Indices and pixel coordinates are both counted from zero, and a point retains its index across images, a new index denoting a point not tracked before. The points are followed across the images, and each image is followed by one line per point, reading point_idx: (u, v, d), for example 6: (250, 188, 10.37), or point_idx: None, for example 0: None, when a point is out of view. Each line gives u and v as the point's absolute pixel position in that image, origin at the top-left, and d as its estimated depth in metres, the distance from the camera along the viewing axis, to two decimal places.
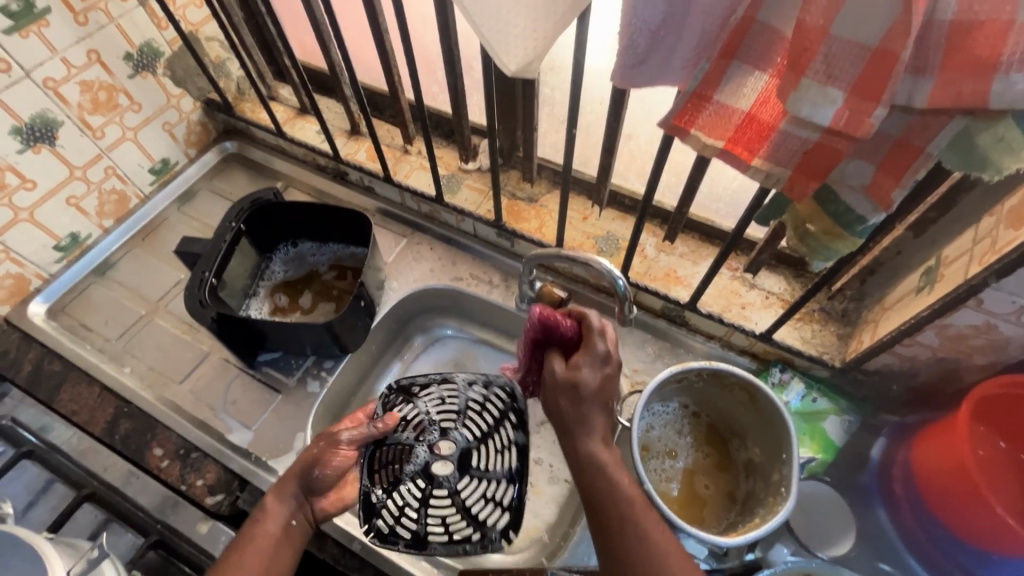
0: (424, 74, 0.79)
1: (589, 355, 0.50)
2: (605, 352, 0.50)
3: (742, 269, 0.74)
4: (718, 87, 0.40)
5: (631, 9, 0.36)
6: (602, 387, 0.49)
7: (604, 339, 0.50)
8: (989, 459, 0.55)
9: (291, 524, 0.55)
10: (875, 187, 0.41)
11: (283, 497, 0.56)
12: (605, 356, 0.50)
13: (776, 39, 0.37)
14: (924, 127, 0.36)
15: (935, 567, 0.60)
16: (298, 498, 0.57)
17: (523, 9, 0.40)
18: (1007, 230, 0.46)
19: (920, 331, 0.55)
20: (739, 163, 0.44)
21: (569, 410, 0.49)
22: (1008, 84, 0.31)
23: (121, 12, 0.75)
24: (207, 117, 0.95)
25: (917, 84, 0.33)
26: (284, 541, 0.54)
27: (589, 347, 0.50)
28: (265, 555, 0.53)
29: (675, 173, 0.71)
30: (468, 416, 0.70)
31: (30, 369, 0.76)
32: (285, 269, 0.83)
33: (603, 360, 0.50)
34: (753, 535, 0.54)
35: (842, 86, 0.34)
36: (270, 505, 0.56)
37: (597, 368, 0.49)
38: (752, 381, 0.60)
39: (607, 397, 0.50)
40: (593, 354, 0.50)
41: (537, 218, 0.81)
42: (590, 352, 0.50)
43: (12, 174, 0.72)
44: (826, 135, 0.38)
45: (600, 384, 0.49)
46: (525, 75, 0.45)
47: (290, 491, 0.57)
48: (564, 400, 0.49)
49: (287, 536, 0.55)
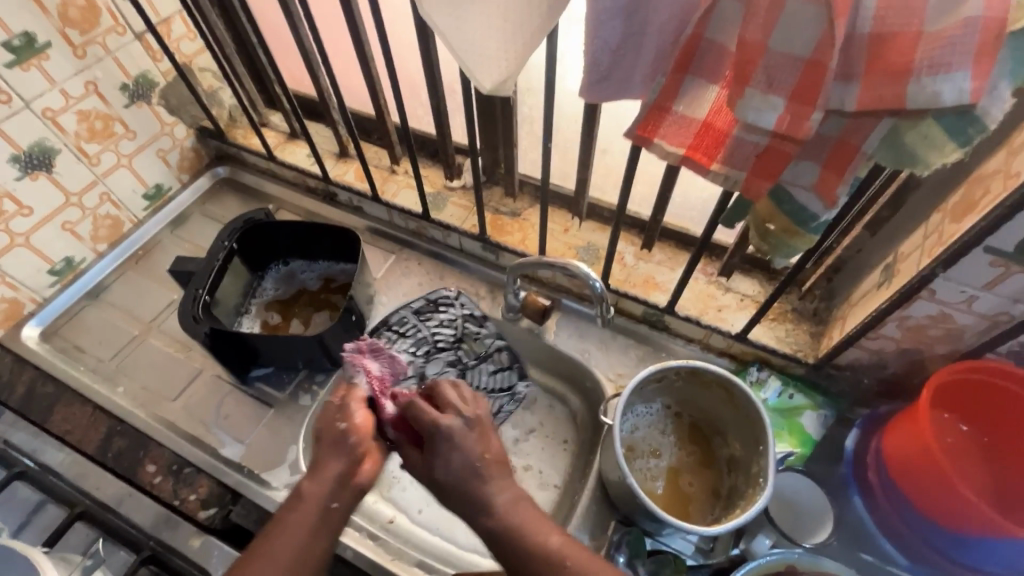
0: (409, 98, 0.83)
1: (449, 416, 0.52)
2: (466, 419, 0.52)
3: (716, 273, 0.77)
4: (676, 99, 0.44)
5: (592, 31, 0.41)
6: (482, 446, 0.52)
7: (454, 405, 0.53)
8: (948, 439, 0.58)
9: (331, 509, 0.52)
10: (822, 184, 0.43)
11: (319, 486, 0.52)
12: (471, 418, 0.53)
13: (723, 54, 0.40)
14: (859, 128, 0.39)
15: (915, 554, 0.61)
16: (336, 480, 0.53)
17: (495, 33, 0.44)
18: (951, 224, 0.50)
19: (884, 323, 0.59)
20: (699, 168, 0.47)
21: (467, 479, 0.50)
22: (921, 86, 0.34)
23: (119, 45, 0.79)
24: (200, 144, 0.98)
25: (847, 89, 0.36)
26: (321, 530, 0.51)
27: (453, 408, 0.53)
28: (296, 550, 0.49)
29: (648, 185, 0.75)
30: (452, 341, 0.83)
31: (23, 392, 0.77)
32: (277, 287, 0.85)
33: (467, 423, 0.53)
34: (734, 523, 0.55)
35: (782, 93, 0.38)
36: (305, 489, 0.52)
37: (471, 432, 0.52)
38: (728, 377, 0.62)
39: (480, 457, 0.51)
40: (460, 418, 0.52)
41: (520, 231, 0.84)
42: (452, 410, 0.53)
43: (10, 201, 0.74)
44: (774, 138, 0.42)
45: (481, 446, 0.52)
46: (500, 93, 0.49)
47: (327, 475, 0.53)
48: (468, 463, 0.51)
49: (325, 524, 0.51)
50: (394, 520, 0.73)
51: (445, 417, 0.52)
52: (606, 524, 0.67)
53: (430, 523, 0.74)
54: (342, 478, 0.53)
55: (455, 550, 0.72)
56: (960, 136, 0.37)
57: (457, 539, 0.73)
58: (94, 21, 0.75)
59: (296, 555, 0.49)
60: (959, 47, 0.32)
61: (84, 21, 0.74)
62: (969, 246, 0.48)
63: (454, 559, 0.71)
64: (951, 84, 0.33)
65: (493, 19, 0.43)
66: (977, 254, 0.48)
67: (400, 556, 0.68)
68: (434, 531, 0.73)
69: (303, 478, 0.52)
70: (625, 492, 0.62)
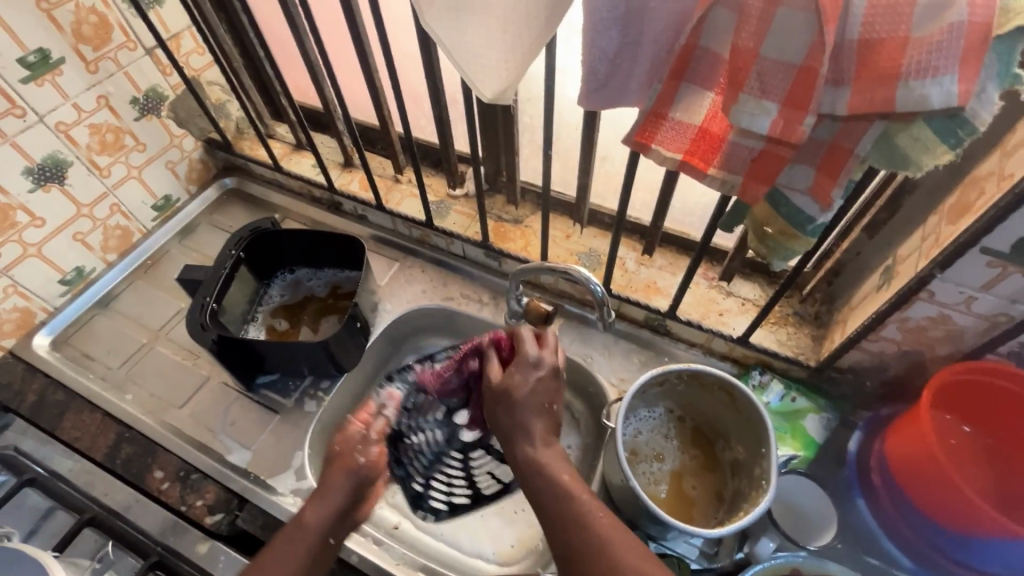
0: (413, 109, 0.85)
1: (546, 355, 0.56)
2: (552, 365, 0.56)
3: (717, 278, 0.78)
4: (672, 106, 0.45)
5: (590, 41, 0.42)
6: (547, 396, 0.54)
7: (555, 344, 0.57)
8: (950, 439, 0.59)
9: (326, 543, 0.53)
10: (817, 187, 0.44)
11: (322, 510, 0.54)
12: (552, 368, 0.56)
13: (717, 61, 0.41)
14: (850, 131, 0.40)
15: (919, 556, 0.61)
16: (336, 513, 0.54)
17: (495, 43, 0.45)
18: (948, 226, 0.51)
19: (883, 324, 0.59)
20: (697, 173, 0.48)
21: (510, 419, 0.53)
22: (910, 90, 0.35)
23: (130, 60, 0.81)
24: (208, 155, 1.00)
25: (838, 94, 0.37)
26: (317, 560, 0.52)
27: (552, 346, 0.57)
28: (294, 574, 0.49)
29: (648, 190, 0.76)
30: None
31: (34, 400, 0.78)
32: (283, 294, 0.87)
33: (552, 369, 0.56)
34: (738, 524, 0.55)
35: (775, 98, 0.39)
36: (307, 516, 0.53)
37: (548, 381, 0.55)
38: (730, 380, 0.63)
39: (546, 402, 0.54)
40: (549, 362, 0.56)
41: (522, 237, 0.85)
42: (546, 352, 0.57)
43: (23, 212, 0.76)
44: (768, 142, 0.43)
45: (547, 398, 0.54)
46: (501, 102, 0.50)
47: (332, 504, 0.54)
48: (523, 413, 0.53)
49: (321, 553, 0.53)
50: (399, 526, 0.74)
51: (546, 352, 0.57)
52: None
53: (434, 528, 0.74)
54: (341, 510, 0.55)
55: (459, 555, 0.72)
56: (950, 138, 0.37)
57: (461, 544, 0.73)
58: (106, 37, 0.77)
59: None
60: (946, 51, 0.33)
61: (96, 37, 0.76)
62: (965, 247, 0.48)
63: (457, 564, 0.71)
64: (939, 87, 0.34)
65: (493, 30, 0.44)
66: (974, 255, 0.49)
67: (403, 560, 0.68)
68: (438, 536, 0.74)
69: (307, 506, 0.54)
70: (628, 496, 0.62)
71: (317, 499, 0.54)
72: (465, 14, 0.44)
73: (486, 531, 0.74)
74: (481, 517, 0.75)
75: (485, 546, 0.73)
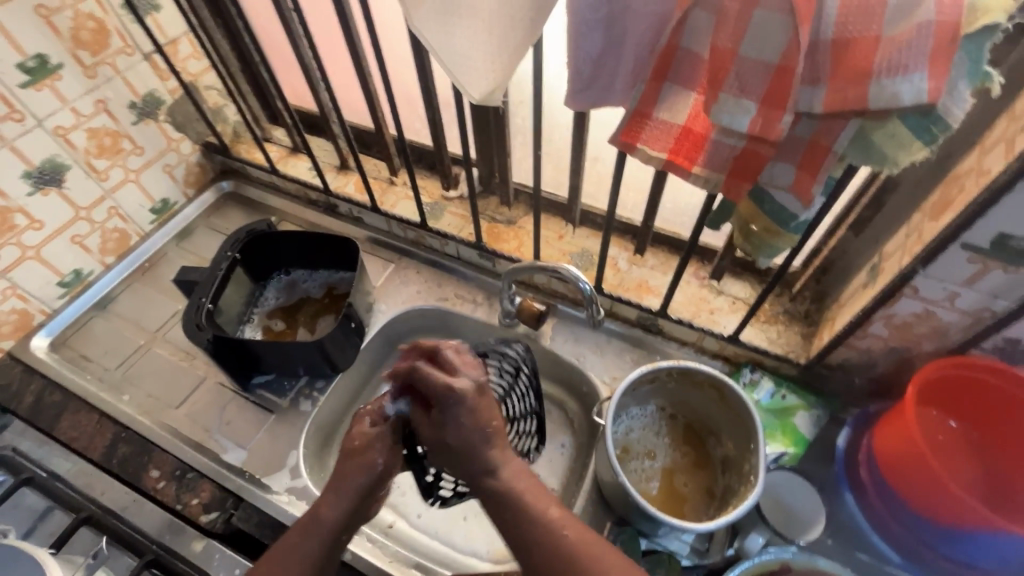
0: (407, 112, 0.86)
1: (461, 379, 0.54)
2: (471, 385, 0.53)
3: (708, 277, 0.78)
4: (656, 106, 0.46)
5: (574, 42, 0.43)
6: (485, 415, 0.52)
7: (466, 365, 0.55)
8: (935, 433, 0.59)
9: (339, 540, 0.54)
10: (798, 184, 0.45)
11: (337, 504, 0.54)
12: (474, 385, 0.53)
13: (698, 61, 0.42)
14: (828, 129, 0.41)
15: (908, 552, 0.61)
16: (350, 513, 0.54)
17: (482, 45, 0.46)
18: (930, 223, 0.51)
19: (870, 321, 0.60)
20: (682, 172, 0.49)
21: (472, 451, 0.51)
22: (882, 88, 0.36)
23: (127, 65, 0.82)
24: (206, 159, 1.01)
25: (815, 92, 0.38)
26: (330, 556, 0.53)
27: (461, 366, 0.55)
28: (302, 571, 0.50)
29: (638, 191, 0.77)
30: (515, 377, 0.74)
31: (32, 401, 0.79)
32: (279, 296, 0.87)
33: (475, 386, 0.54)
34: (725, 519, 0.55)
35: (753, 97, 0.40)
36: (323, 511, 0.53)
37: (479, 400, 0.53)
38: (719, 377, 0.63)
39: (487, 424, 0.52)
40: (464, 380, 0.53)
41: (515, 238, 0.86)
42: (460, 376, 0.54)
43: (22, 215, 0.77)
44: (749, 141, 0.44)
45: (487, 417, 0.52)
46: (489, 103, 0.51)
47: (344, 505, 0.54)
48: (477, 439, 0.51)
49: (336, 547, 0.53)
50: (393, 525, 0.74)
51: (456, 380, 0.53)
52: (602, 526, 0.67)
53: (428, 527, 0.75)
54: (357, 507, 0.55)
55: (453, 554, 0.72)
56: (924, 135, 0.38)
57: (456, 544, 0.73)
58: (104, 42, 0.78)
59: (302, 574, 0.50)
60: (916, 50, 0.34)
61: (94, 43, 0.77)
62: (946, 243, 0.49)
63: (452, 563, 0.72)
64: (909, 85, 0.35)
65: (479, 33, 0.45)
66: (955, 251, 0.49)
67: (397, 558, 0.68)
68: (432, 535, 0.74)
69: (322, 503, 0.54)
70: (619, 493, 0.63)
71: (334, 493, 0.54)
72: (452, 17, 0.45)
73: (480, 530, 0.74)
74: (475, 513, 0.76)
75: (480, 545, 0.73)
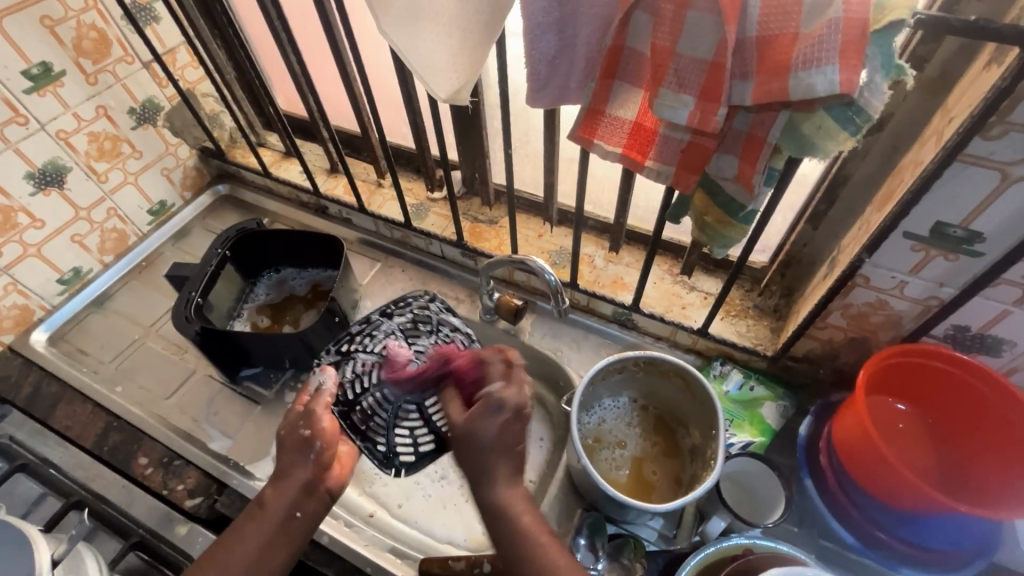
0: (391, 116, 0.89)
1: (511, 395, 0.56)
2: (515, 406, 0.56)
3: (680, 273, 0.81)
4: (608, 102, 0.49)
5: (529, 44, 0.46)
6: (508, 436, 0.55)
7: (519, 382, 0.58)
8: (881, 415, 0.62)
9: (291, 519, 0.56)
10: (740, 174, 0.47)
11: (284, 492, 0.57)
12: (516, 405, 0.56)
13: (641, 60, 0.45)
14: (762, 121, 0.44)
15: (862, 535, 0.62)
16: (298, 492, 0.57)
17: (445, 47, 0.49)
18: (877, 214, 0.54)
19: (828, 311, 0.62)
20: (636, 165, 0.51)
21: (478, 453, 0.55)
22: (799, 80, 0.38)
23: (127, 72, 0.87)
24: (202, 163, 1.05)
25: (745, 86, 0.41)
26: (278, 539, 0.55)
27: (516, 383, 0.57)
28: (251, 555, 0.53)
29: (611, 190, 0.80)
30: (419, 328, 0.76)
31: (29, 391, 0.82)
32: (268, 293, 0.91)
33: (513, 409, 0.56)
34: (683, 501, 0.57)
35: (691, 92, 0.42)
36: (269, 497, 0.57)
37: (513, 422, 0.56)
38: (684, 367, 0.66)
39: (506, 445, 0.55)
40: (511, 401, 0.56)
41: (497, 237, 0.89)
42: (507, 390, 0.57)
43: (24, 214, 0.81)
44: (694, 134, 0.47)
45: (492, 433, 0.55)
46: (458, 101, 0.53)
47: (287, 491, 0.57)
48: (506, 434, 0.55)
49: (284, 533, 0.55)
50: (374, 514, 0.76)
51: (506, 390, 0.56)
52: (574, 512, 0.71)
53: (408, 516, 0.76)
54: (306, 486, 0.58)
55: (432, 541, 0.74)
56: (849, 125, 0.41)
57: (434, 531, 0.74)
58: (105, 51, 0.83)
59: (252, 560, 0.53)
60: (827, 44, 0.37)
61: (95, 52, 0.82)
62: (889, 231, 0.51)
63: (430, 549, 0.73)
64: (823, 77, 0.38)
65: (442, 36, 0.49)
66: (898, 239, 0.52)
67: (373, 542, 0.71)
68: (412, 523, 0.75)
69: (267, 489, 0.57)
70: (587, 480, 0.65)
71: (274, 487, 0.57)
72: (415, 21, 0.48)
73: (457, 519, 0.75)
74: (454, 503, 0.76)
75: (457, 533, 0.74)
